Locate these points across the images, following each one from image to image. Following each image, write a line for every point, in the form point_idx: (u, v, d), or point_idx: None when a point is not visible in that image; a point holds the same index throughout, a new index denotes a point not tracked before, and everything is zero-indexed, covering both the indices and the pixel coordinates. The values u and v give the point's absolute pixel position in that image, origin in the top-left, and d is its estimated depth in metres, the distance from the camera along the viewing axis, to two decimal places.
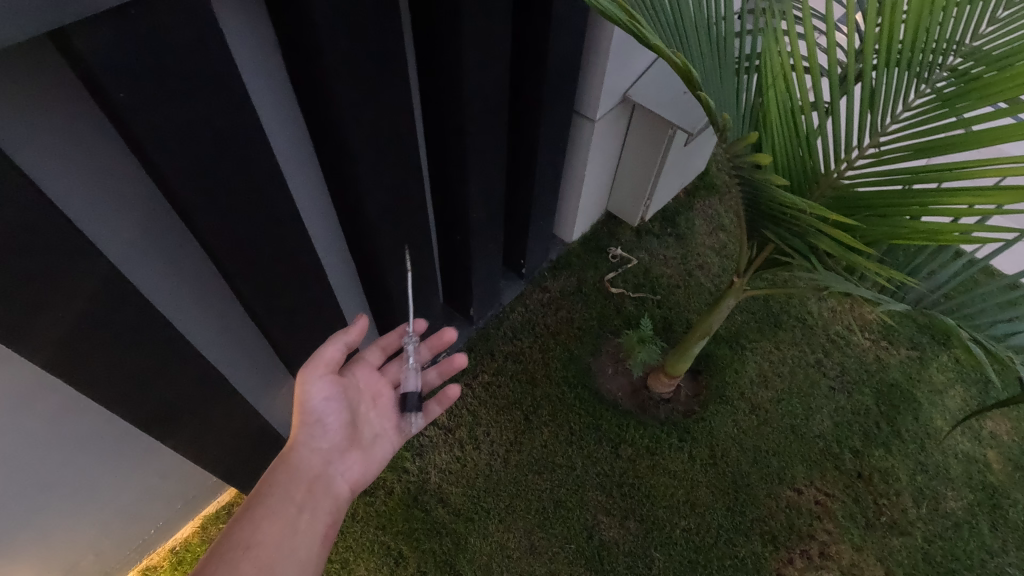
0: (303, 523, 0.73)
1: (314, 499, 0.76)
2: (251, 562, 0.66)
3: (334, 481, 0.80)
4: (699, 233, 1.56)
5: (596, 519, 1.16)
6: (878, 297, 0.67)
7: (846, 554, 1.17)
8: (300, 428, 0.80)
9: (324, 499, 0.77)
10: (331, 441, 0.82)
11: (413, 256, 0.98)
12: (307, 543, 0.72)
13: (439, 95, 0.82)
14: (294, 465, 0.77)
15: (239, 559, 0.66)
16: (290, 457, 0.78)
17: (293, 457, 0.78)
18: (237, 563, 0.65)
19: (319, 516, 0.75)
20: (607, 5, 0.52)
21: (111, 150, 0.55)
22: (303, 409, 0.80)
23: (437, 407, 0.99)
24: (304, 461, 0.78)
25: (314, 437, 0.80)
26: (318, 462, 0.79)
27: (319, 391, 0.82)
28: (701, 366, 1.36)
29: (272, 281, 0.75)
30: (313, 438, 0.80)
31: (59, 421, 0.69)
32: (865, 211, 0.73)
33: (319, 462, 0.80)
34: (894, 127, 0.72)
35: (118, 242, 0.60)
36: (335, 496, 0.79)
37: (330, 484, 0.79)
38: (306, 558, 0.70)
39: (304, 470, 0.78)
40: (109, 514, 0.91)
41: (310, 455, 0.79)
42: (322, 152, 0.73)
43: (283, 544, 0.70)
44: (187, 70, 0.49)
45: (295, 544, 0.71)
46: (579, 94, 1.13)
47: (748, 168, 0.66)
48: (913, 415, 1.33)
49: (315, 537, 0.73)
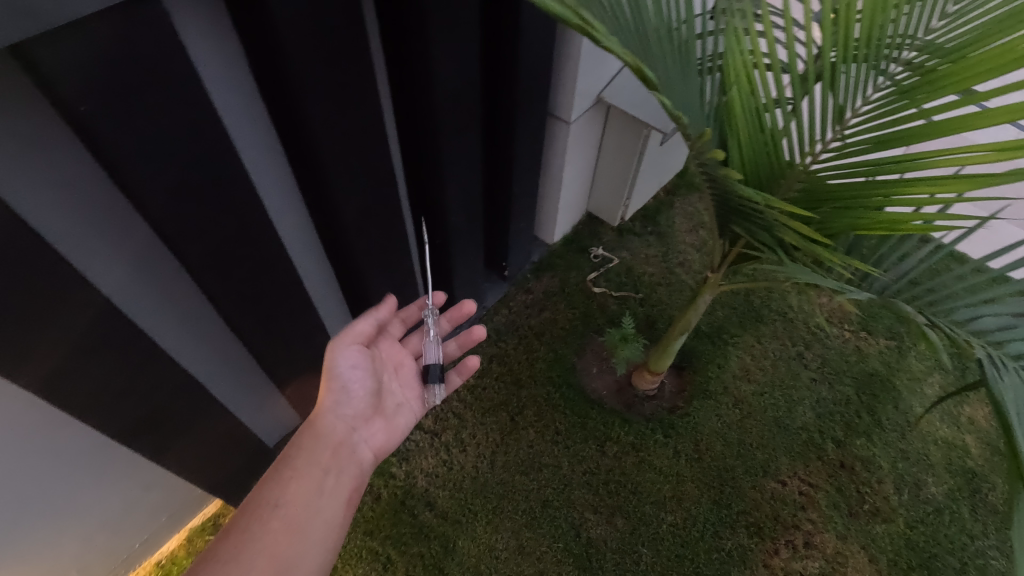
0: (328, 485, 0.76)
1: (339, 463, 0.79)
2: (280, 521, 0.70)
3: (358, 448, 0.83)
4: (680, 230, 1.58)
5: (583, 517, 1.17)
6: (842, 286, 0.68)
7: (831, 543, 1.19)
8: (327, 395, 0.83)
9: (348, 464, 0.80)
10: (356, 408, 0.84)
11: (392, 261, 0.98)
12: (332, 505, 0.75)
13: (411, 101, 0.83)
14: (321, 430, 0.80)
15: (268, 518, 0.70)
16: (317, 421, 0.81)
17: (320, 422, 0.81)
18: (267, 520, 0.70)
19: (344, 480, 0.78)
20: (561, 10, 0.52)
21: (82, 165, 0.55)
22: (331, 377, 0.84)
23: (458, 377, 1.01)
24: (330, 427, 0.81)
25: (340, 404, 0.83)
26: (344, 429, 0.82)
27: (347, 360, 0.85)
28: (684, 362, 1.37)
29: (249, 290, 0.76)
30: (340, 404, 0.83)
31: (36, 436, 0.69)
32: (830, 204, 0.75)
33: (344, 428, 0.82)
34: (855, 120, 0.74)
35: (93, 257, 0.61)
36: (359, 461, 0.82)
37: (355, 450, 0.82)
38: (332, 519, 0.74)
39: (330, 435, 0.81)
40: (92, 529, 0.91)
41: (337, 421, 0.82)
42: (294, 160, 0.73)
43: (310, 505, 0.73)
44: (151, 82, 0.50)
45: (321, 505, 0.74)
46: (554, 97, 1.15)
47: (713, 166, 0.67)
48: (893, 404, 1.36)
49: (340, 499, 0.76)
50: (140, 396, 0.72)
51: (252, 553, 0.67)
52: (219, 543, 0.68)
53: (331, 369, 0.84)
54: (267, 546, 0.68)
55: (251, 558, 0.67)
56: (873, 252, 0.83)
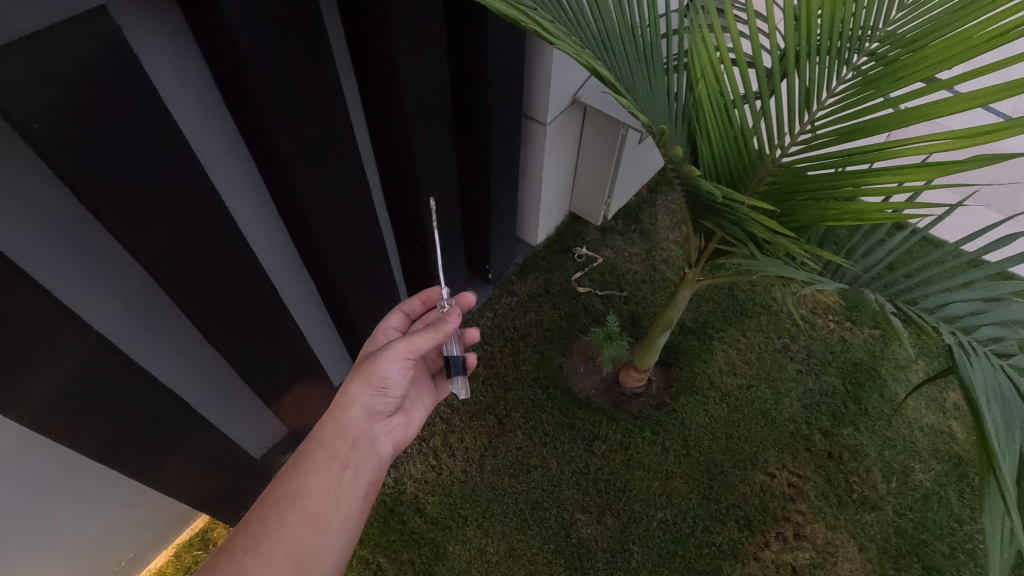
0: (348, 479, 0.73)
1: (359, 457, 0.76)
2: (298, 514, 0.68)
3: (379, 442, 0.79)
4: (663, 227, 1.59)
5: (573, 517, 1.17)
6: (813, 278, 0.69)
7: (820, 533, 1.19)
8: (362, 389, 0.75)
9: (368, 458, 0.77)
10: (385, 405, 0.79)
11: (371, 269, 0.98)
12: (352, 500, 0.72)
13: (382, 108, 0.83)
14: (345, 421, 0.75)
15: (286, 510, 0.68)
16: (340, 412, 0.75)
17: (348, 415, 0.75)
18: (284, 513, 0.67)
19: (363, 474, 0.75)
20: (508, 8, 0.53)
21: (45, 185, 0.55)
22: (375, 376, 0.75)
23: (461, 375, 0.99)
24: (354, 420, 0.76)
25: (373, 399, 0.77)
26: (369, 422, 0.78)
27: (396, 367, 0.76)
28: (670, 358, 1.37)
29: (224, 303, 0.75)
30: (370, 399, 0.76)
31: (13, 458, 0.69)
32: (799, 196, 0.75)
33: (368, 422, 0.77)
34: (821, 113, 0.74)
35: (59, 275, 0.60)
36: (378, 455, 0.79)
37: (375, 444, 0.78)
38: (351, 514, 0.72)
39: (353, 428, 0.76)
40: (75, 549, 0.90)
41: (365, 415, 0.77)
42: (263, 170, 0.73)
43: (328, 498, 0.70)
44: (108, 97, 0.50)
45: (340, 499, 0.71)
46: (529, 99, 1.15)
47: (681, 163, 0.67)
48: (878, 392, 1.36)
49: (359, 493, 0.74)
50: (116, 415, 0.71)
51: (270, 546, 0.65)
52: (235, 534, 0.66)
53: (376, 371, 0.75)
54: (285, 539, 0.66)
55: (269, 550, 0.65)
56: (845, 242, 0.83)
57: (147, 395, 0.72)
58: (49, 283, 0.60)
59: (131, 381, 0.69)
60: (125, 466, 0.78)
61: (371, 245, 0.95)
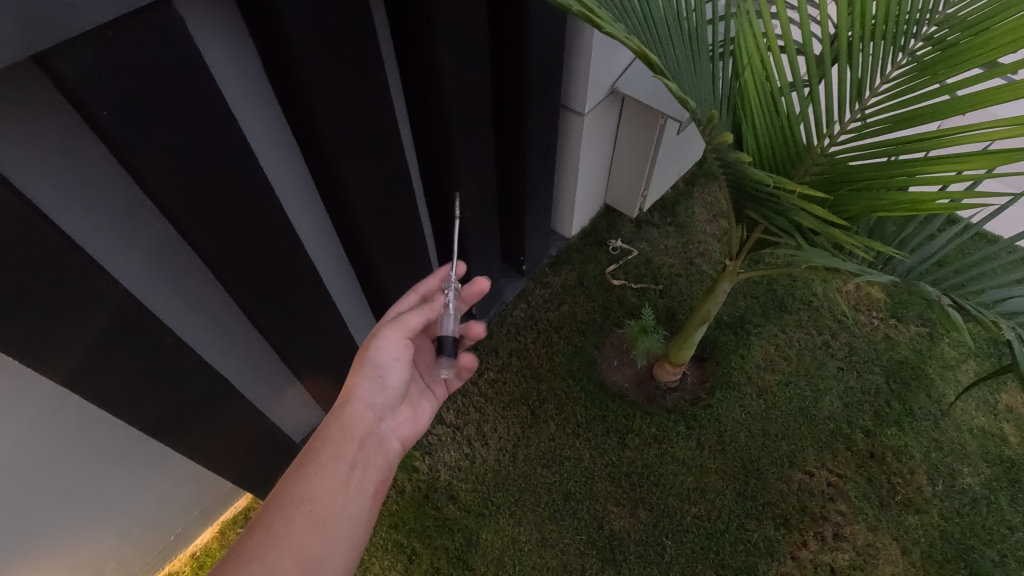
0: (356, 479, 0.73)
1: (366, 456, 0.76)
2: (305, 518, 0.67)
3: (385, 439, 0.80)
4: (699, 220, 1.56)
5: (605, 510, 1.17)
6: (863, 270, 0.67)
7: (861, 534, 1.16)
8: (363, 380, 0.78)
9: (375, 456, 0.77)
10: (387, 398, 0.80)
11: (409, 258, 0.99)
12: (359, 500, 0.72)
13: (423, 98, 0.83)
14: (350, 419, 0.76)
15: (292, 514, 0.67)
16: (343, 409, 0.77)
17: (351, 410, 0.77)
18: (292, 517, 0.67)
19: (371, 473, 0.75)
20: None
21: (110, 170, 0.57)
22: (373, 366, 0.77)
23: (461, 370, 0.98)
24: (358, 417, 0.77)
25: (373, 390, 0.78)
26: (373, 419, 0.79)
27: (392, 354, 0.78)
28: (706, 353, 1.35)
29: (270, 288, 0.78)
30: (372, 392, 0.78)
31: (74, 430, 0.72)
32: (848, 185, 0.73)
33: (372, 418, 0.78)
34: (874, 100, 0.71)
35: (121, 258, 0.63)
36: (386, 453, 0.79)
37: (381, 442, 0.79)
38: (359, 515, 0.71)
39: (357, 426, 0.77)
40: (128, 521, 0.94)
41: (369, 411, 0.78)
42: (309, 159, 0.75)
43: (336, 499, 0.70)
44: (168, 86, 0.51)
45: (349, 499, 0.71)
46: (567, 90, 1.14)
47: (726, 150, 0.66)
48: (925, 392, 1.32)
49: (368, 494, 0.74)
50: (170, 394, 0.74)
51: (277, 554, 0.64)
52: (240, 540, 0.65)
53: (371, 358, 0.78)
54: (293, 544, 0.65)
55: (276, 558, 0.64)
56: (896, 235, 0.80)
57: (196, 375, 0.75)
58: (111, 265, 0.62)
59: (181, 361, 0.72)
60: (176, 443, 0.81)
61: (410, 234, 0.96)
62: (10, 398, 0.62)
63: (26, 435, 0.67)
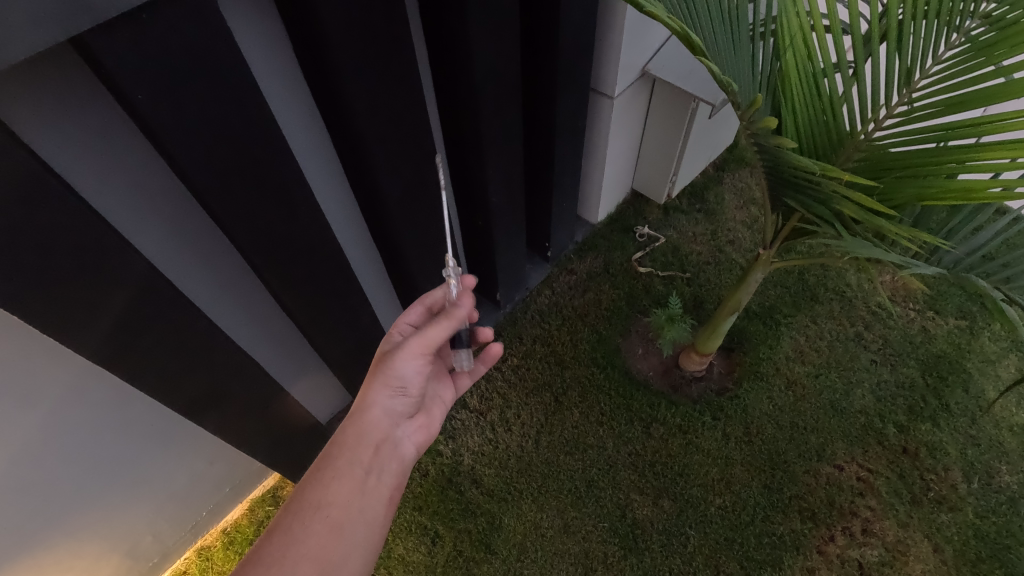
0: (372, 485, 0.71)
1: (381, 461, 0.73)
2: (323, 523, 0.65)
3: (401, 444, 0.76)
4: (729, 207, 1.53)
5: (629, 498, 1.16)
6: (905, 261, 0.64)
7: (891, 531, 1.14)
8: (382, 390, 0.73)
9: (390, 462, 0.74)
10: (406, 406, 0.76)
11: (436, 244, 0.99)
12: (375, 505, 0.70)
13: (453, 81, 0.82)
14: (368, 425, 0.72)
15: (311, 519, 0.65)
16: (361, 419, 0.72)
17: (370, 418, 0.72)
18: (309, 521, 0.65)
19: (386, 479, 0.73)
20: None
21: (144, 154, 0.57)
22: (392, 377, 0.72)
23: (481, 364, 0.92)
24: (376, 425, 0.73)
25: (392, 401, 0.73)
26: (391, 424, 0.75)
27: (413, 366, 0.73)
28: (734, 343, 1.33)
29: (301, 273, 0.78)
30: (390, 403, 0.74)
31: (109, 407, 0.74)
32: (894, 172, 0.69)
33: (390, 425, 0.75)
34: (924, 82, 0.68)
35: (156, 241, 0.64)
36: (401, 458, 0.76)
37: (397, 447, 0.76)
38: (376, 519, 0.70)
39: (376, 432, 0.73)
40: (163, 497, 0.97)
41: (385, 417, 0.74)
42: (339, 143, 0.75)
43: (353, 505, 0.68)
44: (203, 70, 0.51)
45: (365, 504, 0.69)
46: (597, 72, 1.12)
47: (765, 136, 0.64)
48: (962, 387, 1.28)
49: (382, 499, 0.71)
50: (202, 375, 0.75)
51: (295, 559, 0.62)
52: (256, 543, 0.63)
53: (391, 373, 0.72)
54: (310, 550, 0.63)
55: (294, 564, 0.62)
56: (943, 225, 0.76)
57: (227, 356, 0.76)
58: (145, 249, 0.63)
59: (213, 342, 0.73)
60: (209, 422, 0.83)
61: (438, 220, 0.95)
62: (49, 376, 0.63)
63: (64, 412, 0.69)
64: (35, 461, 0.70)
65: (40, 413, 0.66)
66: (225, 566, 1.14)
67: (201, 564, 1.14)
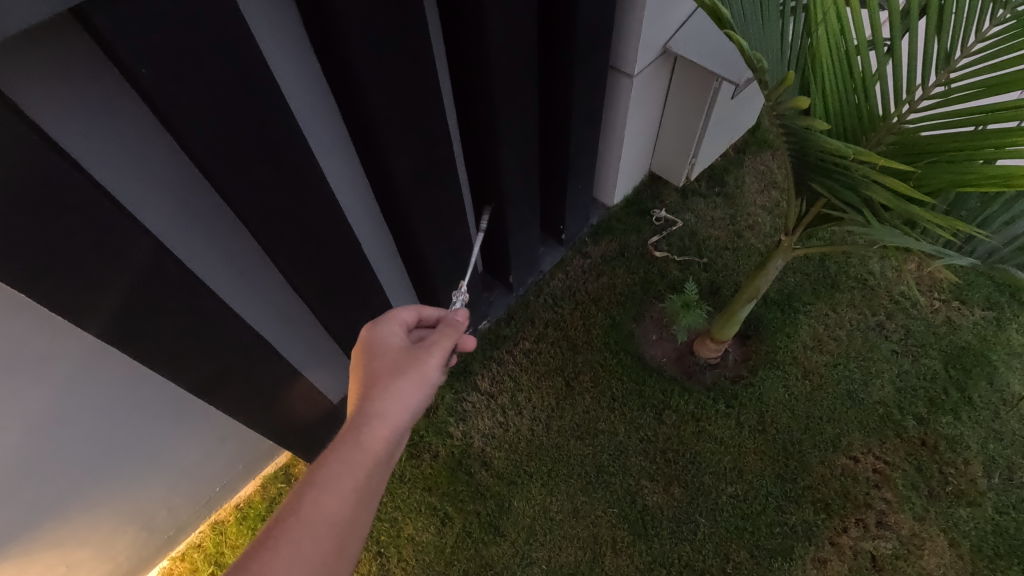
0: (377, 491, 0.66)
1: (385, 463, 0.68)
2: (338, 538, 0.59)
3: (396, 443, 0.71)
4: (749, 191, 1.49)
5: (639, 484, 1.15)
6: (941, 250, 0.61)
7: (906, 524, 1.12)
8: (414, 390, 0.67)
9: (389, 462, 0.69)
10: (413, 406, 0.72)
11: (448, 225, 0.97)
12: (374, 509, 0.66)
13: (467, 56, 0.79)
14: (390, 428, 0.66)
15: (322, 535, 0.58)
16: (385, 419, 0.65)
17: (396, 420, 0.66)
18: (324, 537, 0.58)
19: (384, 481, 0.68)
20: None
21: (150, 129, 0.56)
22: (425, 377, 0.69)
23: None
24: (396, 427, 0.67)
25: (420, 404, 0.68)
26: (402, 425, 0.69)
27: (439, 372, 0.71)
28: (751, 331, 1.30)
29: (311, 253, 0.77)
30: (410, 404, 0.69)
31: (121, 384, 0.75)
32: (929, 156, 0.66)
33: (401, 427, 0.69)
34: (963, 61, 0.65)
35: (164, 219, 0.63)
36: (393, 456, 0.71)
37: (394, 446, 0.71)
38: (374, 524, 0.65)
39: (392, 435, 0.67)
40: (176, 472, 0.98)
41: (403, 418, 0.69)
42: (350, 120, 0.73)
43: (364, 515, 0.62)
44: (208, 43, 0.50)
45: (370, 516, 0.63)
46: (616, 49, 1.08)
47: (792, 117, 0.61)
48: (986, 380, 1.25)
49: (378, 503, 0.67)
50: (212, 354, 0.75)
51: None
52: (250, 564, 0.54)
53: (422, 377, 0.68)
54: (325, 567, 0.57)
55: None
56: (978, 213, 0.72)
57: (237, 336, 0.76)
58: (153, 226, 0.62)
59: (223, 322, 0.72)
60: (220, 400, 0.83)
61: (449, 201, 0.93)
62: (59, 353, 0.63)
63: (75, 387, 0.69)
64: (49, 436, 0.71)
65: (51, 389, 0.66)
66: (238, 541, 1.15)
67: (215, 538, 1.16)
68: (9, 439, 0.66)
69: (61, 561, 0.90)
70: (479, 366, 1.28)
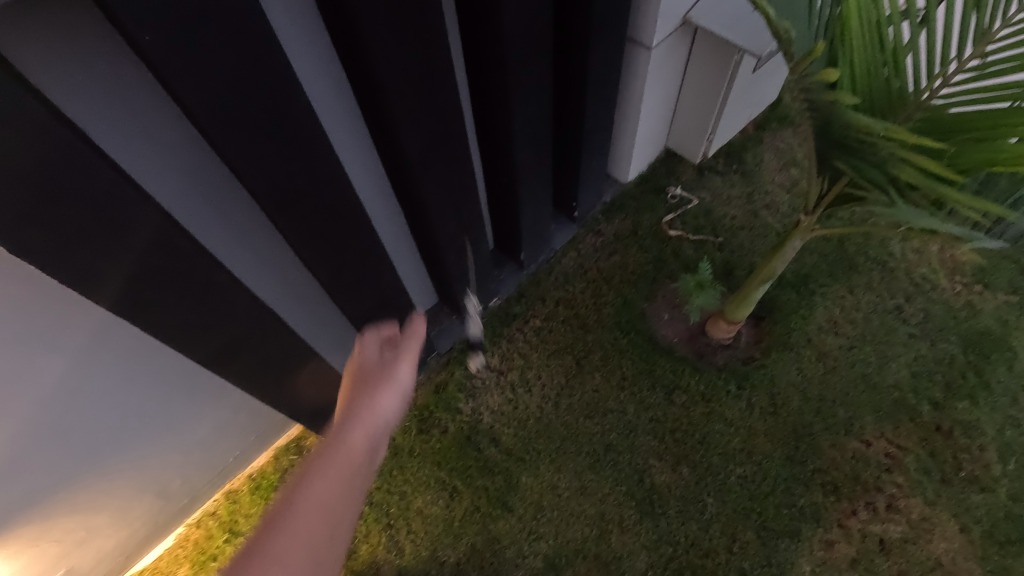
0: (363, 481, 0.68)
1: (370, 458, 0.70)
2: (317, 515, 0.61)
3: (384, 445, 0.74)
4: (768, 169, 1.45)
5: (647, 464, 1.16)
6: (968, 232, 0.59)
7: (916, 508, 1.11)
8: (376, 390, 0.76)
9: (377, 460, 0.72)
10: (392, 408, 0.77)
11: (458, 200, 0.96)
12: (364, 499, 0.66)
13: (479, 25, 0.77)
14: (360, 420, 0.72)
15: (305, 513, 0.61)
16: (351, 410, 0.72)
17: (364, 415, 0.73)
18: (303, 515, 0.60)
19: (374, 475, 0.70)
20: None
21: (155, 97, 0.55)
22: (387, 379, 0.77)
23: None
24: (367, 421, 0.73)
25: (385, 399, 0.76)
26: (379, 423, 0.74)
27: (404, 370, 0.79)
28: (765, 312, 1.28)
29: (319, 227, 0.76)
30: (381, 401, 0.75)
31: (134, 355, 0.75)
32: (964, 134, 0.63)
33: (378, 424, 0.74)
34: (1003, 33, 0.62)
35: (174, 191, 0.63)
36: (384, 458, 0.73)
37: (382, 447, 0.74)
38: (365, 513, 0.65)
39: (366, 428, 0.72)
40: (190, 442, 1.00)
41: (376, 414, 0.74)
42: (359, 91, 0.71)
43: (345, 498, 0.64)
44: (212, 10, 0.48)
45: (357, 500, 0.65)
46: (634, 19, 1.04)
47: (818, 91, 0.58)
48: (1005, 366, 1.22)
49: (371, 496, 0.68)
50: (221, 328, 0.75)
51: (290, 556, 0.57)
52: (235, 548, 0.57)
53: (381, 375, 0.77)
54: (305, 543, 0.58)
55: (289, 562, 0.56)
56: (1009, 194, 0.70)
57: (247, 311, 0.76)
58: (157, 196, 0.62)
59: (233, 295, 0.72)
60: (231, 373, 0.84)
61: (460, 177, 0.92)
62: (68, 325, 0.63)
63: (86, 358, 0.69)
64: (62, 406, 0.71)
65: (63, 360, 0.66)
66: (251, 510, 1.18)
67: (229, 507, 1.18)
68: (23, 408, 0.67)
69: (79, 525, 0.93)
70: (489, 343, 1.27)
